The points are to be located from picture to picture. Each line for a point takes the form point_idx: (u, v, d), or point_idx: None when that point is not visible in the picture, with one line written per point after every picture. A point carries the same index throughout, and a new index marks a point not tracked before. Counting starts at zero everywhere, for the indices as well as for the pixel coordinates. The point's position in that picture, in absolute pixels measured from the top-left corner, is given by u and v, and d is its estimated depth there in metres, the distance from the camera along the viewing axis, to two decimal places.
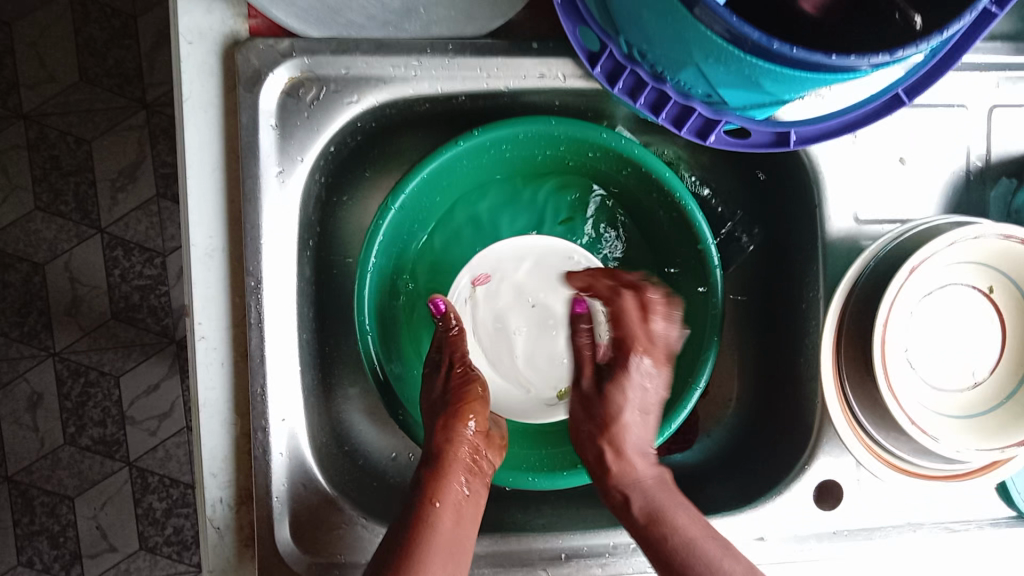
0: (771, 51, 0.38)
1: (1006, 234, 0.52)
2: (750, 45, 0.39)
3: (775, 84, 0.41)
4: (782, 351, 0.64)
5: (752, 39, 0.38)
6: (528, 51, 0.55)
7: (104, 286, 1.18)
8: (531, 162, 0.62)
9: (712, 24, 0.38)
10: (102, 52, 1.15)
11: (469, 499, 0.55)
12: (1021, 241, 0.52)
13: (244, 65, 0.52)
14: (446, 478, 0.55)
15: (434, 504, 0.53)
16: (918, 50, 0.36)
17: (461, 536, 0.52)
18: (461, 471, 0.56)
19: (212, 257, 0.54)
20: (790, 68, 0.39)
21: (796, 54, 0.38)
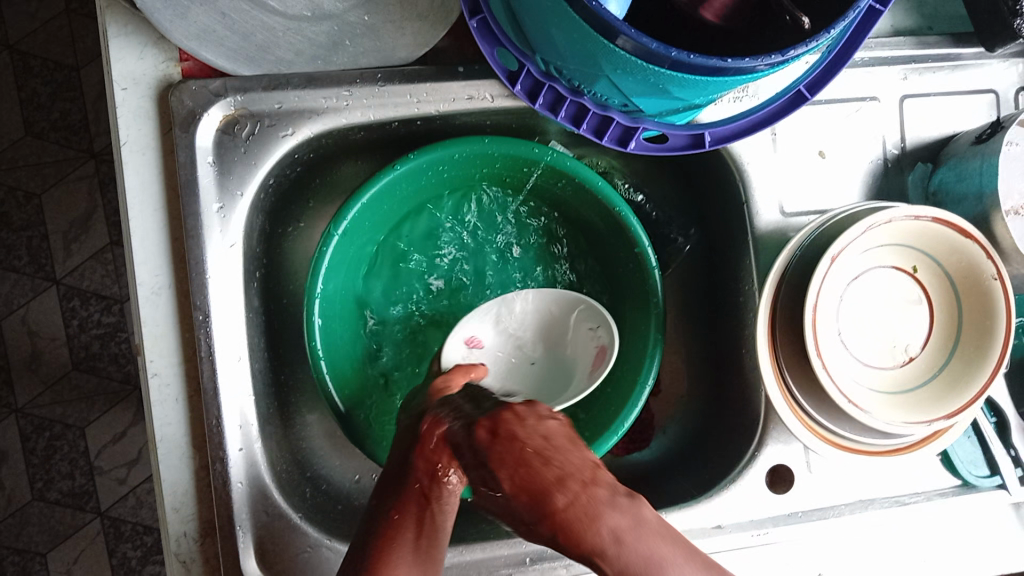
0: (671, 59, 0.40)
1: (915, 215, 0.55)
2: (651, 55, 0.40)
3: (682, 90, 0.44)
4: (726, 345, 0.66)
5: (651, 49, 0.40)
6: (454, 75, 0.57)
7: (63, 337, 1.17)
8: (469, 179, 0.64)
9: (614, 40, 0.40)
10: (47, 105, 1.15)
11: (438, 506, 0.48)
12: (931, 220, 0.55)
13: (178, 107, 0.54)
14: (408, 489, 0.48)
15: (394, 516, 0.47)
16: (809, 49, 0.38)
17: (432, 546, 0.46)
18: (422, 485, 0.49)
19: (159, 295, 0.55)
20: (691, 74, 0.41)
21: (695, 61, 0.40)
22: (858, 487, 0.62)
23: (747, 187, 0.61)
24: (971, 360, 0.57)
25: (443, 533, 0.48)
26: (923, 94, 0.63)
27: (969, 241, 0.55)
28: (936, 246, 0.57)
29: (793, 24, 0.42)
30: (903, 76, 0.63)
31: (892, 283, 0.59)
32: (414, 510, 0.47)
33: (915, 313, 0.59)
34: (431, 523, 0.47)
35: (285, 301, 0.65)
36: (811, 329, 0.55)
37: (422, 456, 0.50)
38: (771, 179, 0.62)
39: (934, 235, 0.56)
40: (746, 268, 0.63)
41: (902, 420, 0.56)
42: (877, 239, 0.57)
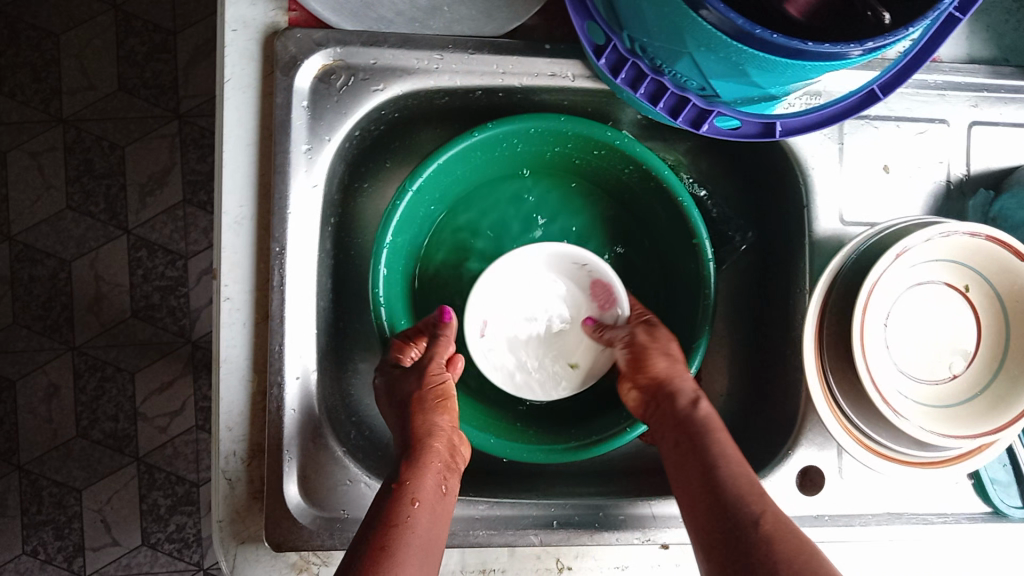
0: (754, 36, 0.42)
1: (973, 233, 0.56)
2: (735, 31, 0.43)
3: (759, 72, 0.46)
4: (772, 346, 0.67)
5: (737, 25, 0.42)
6: (541, 51, 0.60)
7: (126, 285, 1.22)
8: (540, 156, 0.67)
9: (703, 13, 0.43)
10: (142, 64, 1.21)
11: (445, 497, 0.52)
12: (987, 239, 0.56)
13: (282, 52, 0.58)
14: (422, 477, 0.51)
15: (413, 503, 0.49)
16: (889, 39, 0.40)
17: (434, 538, 0.49)
18: (437, 468, 0.53)
19: (241, 224, 0.59)
20: (771, 53, 0.43)
21: (776, 41, 0.42)
22: (888, 499, 0.63)
23: (809, 193, 0.63)
24: (1017, 382, 0.57)
25: (444, 524, 0.51)
26: (992, 123, 0.65)
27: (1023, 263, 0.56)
28: (988, 267, 0.58)
29: (875, 18, 0.45)
30: (974, 105, 0.64)
31: (941, 300, 0.60)
32: (431, 494, 0.51)
33: (962, 333, 0.60)
34: (438, 503, 0.51)
35: (353, 252, 0.68)
36: (857, 328, 0.56)
37: (436, 439, 0.55)
38: (834, 188, 0.63)
39: (987, 256, 0.57)
40: (800, 271, 0.64)
41: (941, 430, 0.57)
42: (930, 254, 0.58)
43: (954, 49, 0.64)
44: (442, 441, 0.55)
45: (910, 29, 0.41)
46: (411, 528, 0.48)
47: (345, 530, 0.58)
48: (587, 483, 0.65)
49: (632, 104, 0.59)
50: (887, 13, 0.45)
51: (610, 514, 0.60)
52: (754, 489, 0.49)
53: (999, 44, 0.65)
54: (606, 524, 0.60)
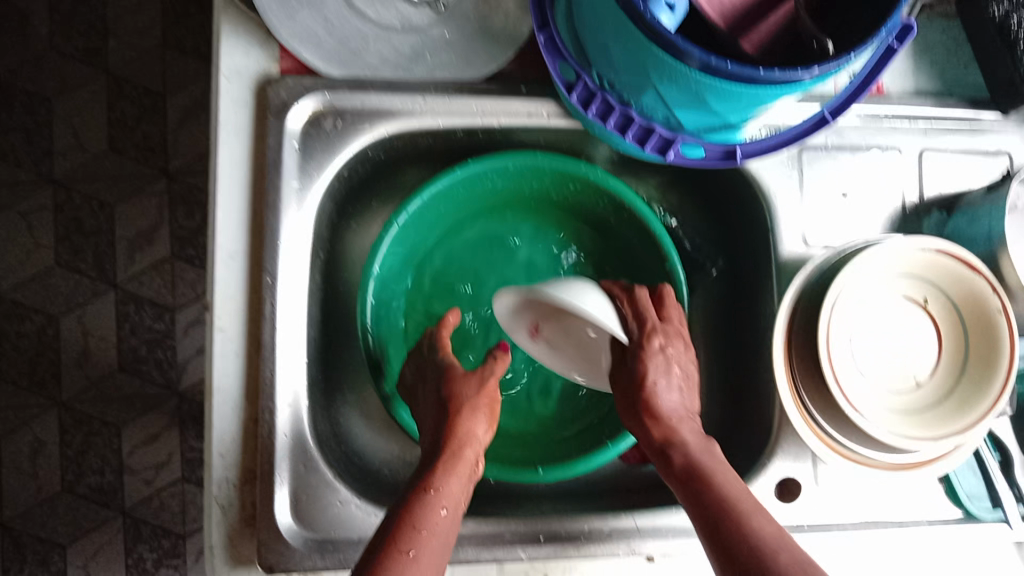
0: (711, 66, 0.46)
1: (923, 246, 0.60)
2: (694, 63, 0.47)
3: (718, 99, 0.50)
4: (746, 367, 0.70)
5: (695, 56, 0.46)
6: (517, 92, 0.64)
7: (114, 339, 1.24)
8: (519, 193, 0.71)
9: (664, 47, 0.47)
10: (131, 124, 1.25)
11: (464, 497, 0.55)
12: (939, 252, 0.60)
13: (274, 97, 0.61)
14: (449, 478, 0.54)
15: (441, 510, 0.52)
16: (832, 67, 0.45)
17: (446, 543, 0.51)
18: (464, 476, 0.55)
19: (234, 259, 0.62)
20: (728, 81, 0.48)
21: (730, 69, 0.46)
22: (864, 508, 0.65)
23: (773, 219, 0.67)
24: (978, 385, 0.60)
25: (456, 529, 0.53)
26: (940, 151, 0.69)
27: (975, 273, 0.60)
28: (946, 281, 0.62)
29: (819, 48, 0.49)
30: (924, 134, 0.69)
31: (904, 313, 0.64)
32: (453, 498, 0.53)
33: (925, 344, 0.63)
34: (458, 510, 0.53)
35: (341, 287, 0.70)
36: (824, 335, 0.60)
37: (468, 447, 0.57)
38: (796, 213, 0.67)
39: (942, 269, 0.61)
40: (768, 293, 0.68)
41: (907, 432, 0.59)
42: (889, 266, 0.62)
43: (900, 84, 0.70)
44: (473, 450, 0.58)
45: (852, 54, 0.46)
46: (427, 529, 0.50)
47: (339, 554, 0.59)
48: (569, 501, 0.67)
49: (604, 139, 0.64)
50: (830, 42, 0.48)
51: (595, 528, 0.62)
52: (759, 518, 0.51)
53: (943, 80, 0.70)
54: (591, 537, 0.61)
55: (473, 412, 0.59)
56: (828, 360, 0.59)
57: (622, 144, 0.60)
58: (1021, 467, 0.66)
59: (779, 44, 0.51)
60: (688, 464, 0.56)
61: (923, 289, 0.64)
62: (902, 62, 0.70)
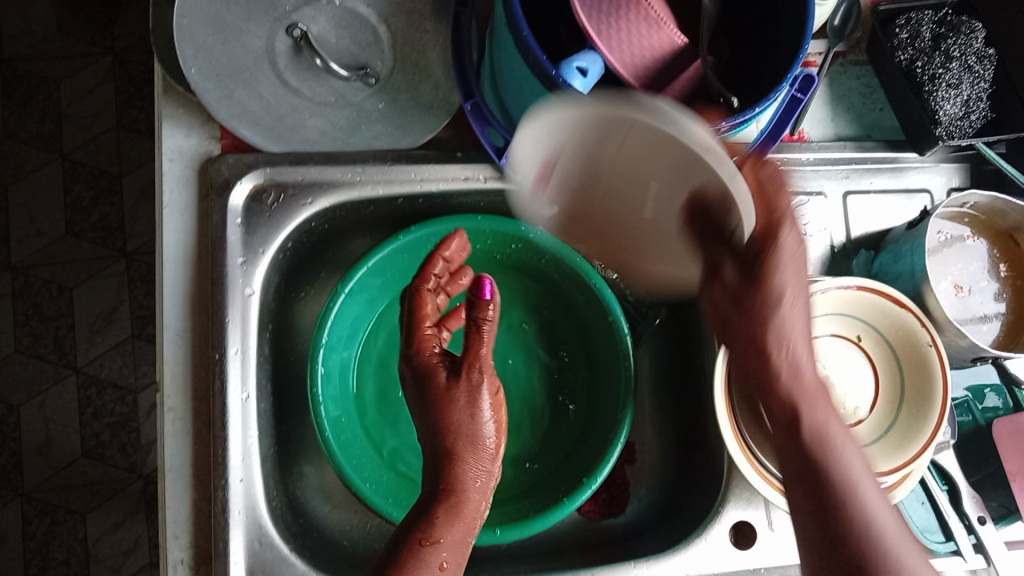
0: (622, 125, 0.49)
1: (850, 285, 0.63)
2: (606, 123, 0.50)
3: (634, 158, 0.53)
4: (696, 413, 0.72)
5: (607, 117, 0.49)
6: (453, 158, 0.67)
7: (76, 424, 1.22)
8: (463, 255, 0.73)
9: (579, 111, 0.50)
10: (88, 208, 1.26)
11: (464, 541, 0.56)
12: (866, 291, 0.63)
13: (216, 175, 0.63)
14: (446, 526, 0.54)
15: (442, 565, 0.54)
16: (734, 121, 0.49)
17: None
18: (464, 523, 0.56)
19: (182, 336, 0.63)
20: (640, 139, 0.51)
21: (640, 128, 0.49)
22: None
23: None
24: (916, 416, 0.62)
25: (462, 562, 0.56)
26: (862, 193, 0.73)
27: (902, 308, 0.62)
28: (880, 318, 0.64)
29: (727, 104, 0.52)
30: (845, 177, 0.73)
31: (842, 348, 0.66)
32: (453, 541, 0.55)
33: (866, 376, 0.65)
34: (459, 559, 0.55)
35: (293, 358, 0.71)
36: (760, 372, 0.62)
37: (468, 491, 0.57)
38: None
39: (875, 306, 0.64)
40: (709, 338, 0.70)
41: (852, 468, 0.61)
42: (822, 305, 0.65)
43: (821, 130, 0.73)
44: (474, 492, 0.57)
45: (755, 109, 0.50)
46: None
47: None
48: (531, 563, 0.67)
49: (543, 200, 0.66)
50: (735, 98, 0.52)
51: None
52: (867, 514, 0.44)
53: (863, 124, 0.74)
54: None
55: (473, 439, 0.58)
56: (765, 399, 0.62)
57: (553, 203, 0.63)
58: (969, 499, 0.68)
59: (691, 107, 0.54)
60: (810, 428, 0.47)
61: (858, 326, 0.66)
62: (822, 109, 0.74)
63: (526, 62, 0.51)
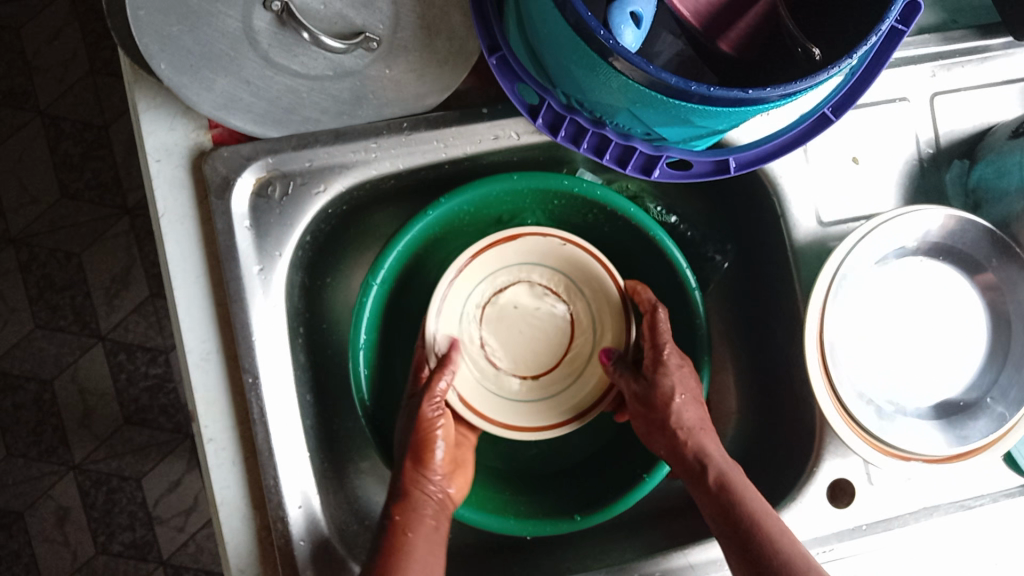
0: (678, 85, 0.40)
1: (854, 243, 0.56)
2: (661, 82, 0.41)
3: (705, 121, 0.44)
4: (774, 362, 0.66)
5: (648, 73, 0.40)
6: (479, 117, 0.57)
7: (112, 391, 1.11)
8: (500, 216, 0.65)
9: (629, 72, 0.41)
10: (79, 165, 1.09)
11: (436, 531, 0.57)
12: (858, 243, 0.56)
13: (213, 174, 0.55)
14: (412, 510, 0.56)
15: (406, 534, 0.55)
16: (830, 74, 0.39)
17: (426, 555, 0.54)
18: (426, 516, 0.57)
19: (208, 360, 0.56)
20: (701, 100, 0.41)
21: (716, 94, 0.41)
22: (922, 495, 0.61)
23: (785, 202, 0.61)
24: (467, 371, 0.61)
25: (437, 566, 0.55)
26: (953, 90, 0.62)
27: (569, 245, 0.61)
28: (531, 256, 0.64)
29: (806, 54, 0.44)
30: (932, 75, 0.62)
31: (907, 276, 0.61)
32: (425, 527, 0.56)
33: (914, 309, 0.61)
34: (428, 546, 0.55)
35: (329, 352, 0.65)
36: (815, 343, 0.56)
37: (424, 481, 0.58)
38: (806, 185, 0.61)
39: (532, 249, 0.62)
40: (788, 282, 0.63)
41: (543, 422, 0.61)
42: (482, 272, 0.63)
43: None
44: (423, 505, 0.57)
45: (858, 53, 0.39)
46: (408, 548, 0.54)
47: None
48: (618, 542, 0.65)
49: (609, 198, 0.61)
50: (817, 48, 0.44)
51: (644, 575, 0.59)
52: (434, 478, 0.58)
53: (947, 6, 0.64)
54: None
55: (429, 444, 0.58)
56: (827, 374, 0.56)
57: (633, 213, 0.62)
58: None
59: (762, 40, 0.47)
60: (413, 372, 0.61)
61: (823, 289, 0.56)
62: None
63: (562, 17, 0.41)
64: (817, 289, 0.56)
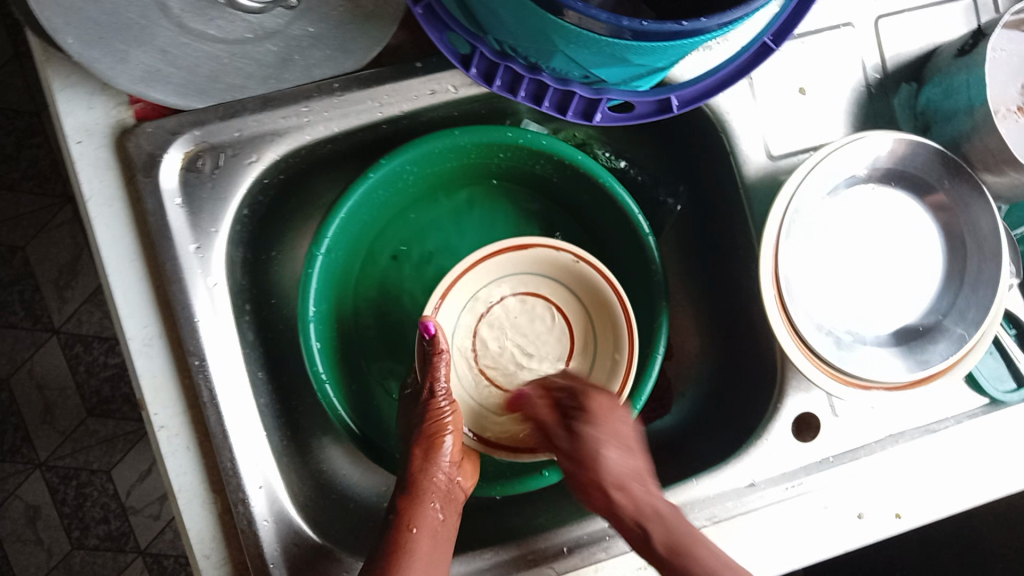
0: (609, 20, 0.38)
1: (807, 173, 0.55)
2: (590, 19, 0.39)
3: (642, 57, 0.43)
4: (733, 303, 0.66)
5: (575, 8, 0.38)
6: (413, 72, 0.55)
7: (72, 385, 1.08)
8: (445, 174, 0.63)
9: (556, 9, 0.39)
10: (13, 155, 1.04)
11: (446, 523, 0.54)
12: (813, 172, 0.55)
13: (137, 151, 0.52)
14: (421, 503, 0.54)
15: (411, 530, 0.52)
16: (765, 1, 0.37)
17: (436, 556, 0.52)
18: (433, 508, 0.54)
19: (151, 345, 0.54)
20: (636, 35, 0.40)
21: (650, 29, 0.39)
22: (887, 423, 0.62)
23: (733, 138, 0.60)
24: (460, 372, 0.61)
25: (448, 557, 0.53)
26: (897, 14, 0.61)
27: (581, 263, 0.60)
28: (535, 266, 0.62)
29: None
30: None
31: (861, 206, 0.60)
32: (429, 524, 0.53)
33: (870, 239, 0.60)
34: (436, 541, 0.53)
35: (281, 327, 0.64)
36: (771, 279, 0.55)
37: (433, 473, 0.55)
38: (754, 119, 0.60)
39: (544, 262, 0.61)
40: (741, 220, 0.62)
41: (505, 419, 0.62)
42: (488, 278, 0.62)
43: None
44: (432, 497, 0.54)
45: None
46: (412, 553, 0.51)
47: None
48: None
49: (553, 147, 0.59)
50: None
51: None
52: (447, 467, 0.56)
53: None
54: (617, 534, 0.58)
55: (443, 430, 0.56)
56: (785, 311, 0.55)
57: (580, 160, 0.60)
58: None
59: None
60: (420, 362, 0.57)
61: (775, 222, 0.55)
62: None
63: None
64: (770, 222, 0.55)
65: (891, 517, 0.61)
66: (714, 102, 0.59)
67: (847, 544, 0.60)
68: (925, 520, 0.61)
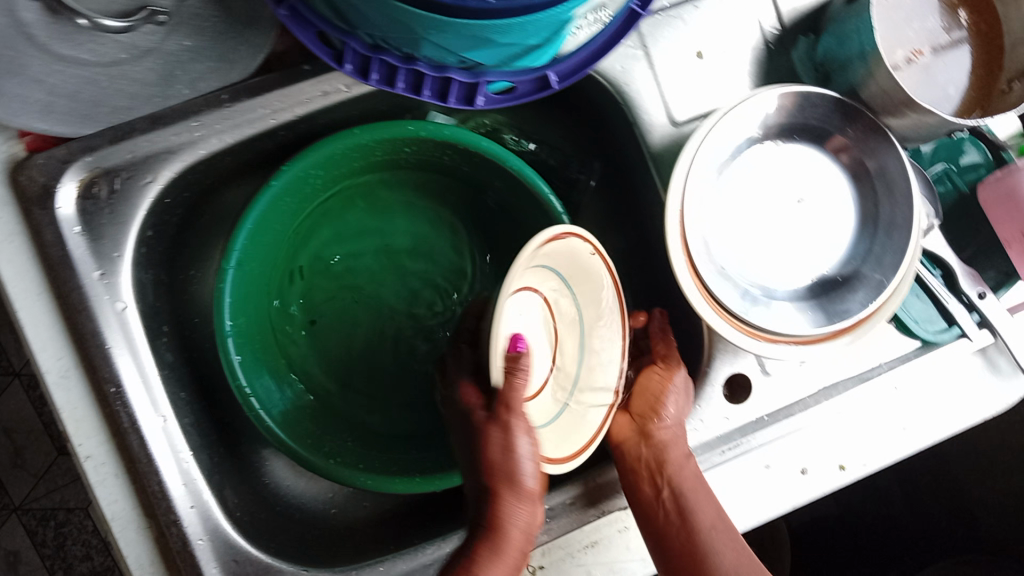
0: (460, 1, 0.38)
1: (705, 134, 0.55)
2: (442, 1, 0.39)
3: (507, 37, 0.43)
4: (658, 273, 0.66)
5: None
6: (301, 74, 0.55)
7: (39, 426, 1.07)
8: (355, 173, 0.63)
9: None
10: None
11: None
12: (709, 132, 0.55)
13: (29, 183, 0.51)
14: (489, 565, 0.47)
15: None
16: None
17: None
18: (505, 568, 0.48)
19: (68, 377, 0.53)
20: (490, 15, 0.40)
21: None
22: (821, 376, 0.62)
23: (635, 108, 0.59)
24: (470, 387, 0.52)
25: None
26: None
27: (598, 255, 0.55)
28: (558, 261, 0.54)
29: None
30: None
31: (766, 160, 0.60)
32: None
33: (782, 194, 0.60)
34: None
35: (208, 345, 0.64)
36: (680, 243, 0.54)
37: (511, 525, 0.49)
38: (654, 87, 0.59)
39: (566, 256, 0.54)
40: (653, 190, 0.62)
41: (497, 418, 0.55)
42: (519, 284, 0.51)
43: None
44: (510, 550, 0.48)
45: None
46: None
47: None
48: None
49: (456, 137, 0.59)
50: None
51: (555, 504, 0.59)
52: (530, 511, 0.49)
53: None
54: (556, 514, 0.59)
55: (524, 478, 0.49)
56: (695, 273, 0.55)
57: (484, 145, 0.59)
58: (965, 277, 0.63)
59: None
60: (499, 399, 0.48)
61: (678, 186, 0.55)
62: None
63: None
64: (673, 186, 0.55)
65: (835, 468, 0.61)
66: (609, 75, 0.59)
67: (793, 500, 0.60)
68: (869, 468, 0.61)
